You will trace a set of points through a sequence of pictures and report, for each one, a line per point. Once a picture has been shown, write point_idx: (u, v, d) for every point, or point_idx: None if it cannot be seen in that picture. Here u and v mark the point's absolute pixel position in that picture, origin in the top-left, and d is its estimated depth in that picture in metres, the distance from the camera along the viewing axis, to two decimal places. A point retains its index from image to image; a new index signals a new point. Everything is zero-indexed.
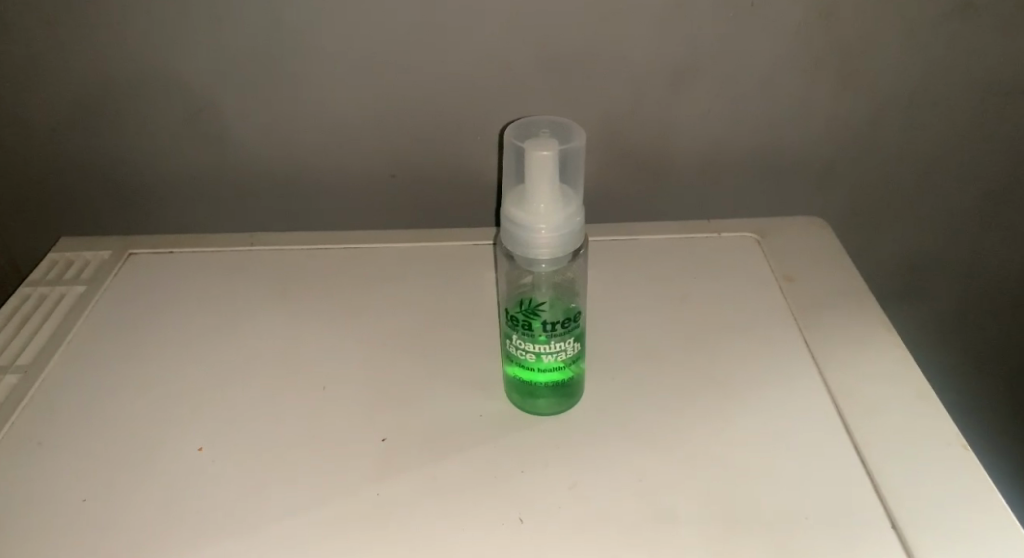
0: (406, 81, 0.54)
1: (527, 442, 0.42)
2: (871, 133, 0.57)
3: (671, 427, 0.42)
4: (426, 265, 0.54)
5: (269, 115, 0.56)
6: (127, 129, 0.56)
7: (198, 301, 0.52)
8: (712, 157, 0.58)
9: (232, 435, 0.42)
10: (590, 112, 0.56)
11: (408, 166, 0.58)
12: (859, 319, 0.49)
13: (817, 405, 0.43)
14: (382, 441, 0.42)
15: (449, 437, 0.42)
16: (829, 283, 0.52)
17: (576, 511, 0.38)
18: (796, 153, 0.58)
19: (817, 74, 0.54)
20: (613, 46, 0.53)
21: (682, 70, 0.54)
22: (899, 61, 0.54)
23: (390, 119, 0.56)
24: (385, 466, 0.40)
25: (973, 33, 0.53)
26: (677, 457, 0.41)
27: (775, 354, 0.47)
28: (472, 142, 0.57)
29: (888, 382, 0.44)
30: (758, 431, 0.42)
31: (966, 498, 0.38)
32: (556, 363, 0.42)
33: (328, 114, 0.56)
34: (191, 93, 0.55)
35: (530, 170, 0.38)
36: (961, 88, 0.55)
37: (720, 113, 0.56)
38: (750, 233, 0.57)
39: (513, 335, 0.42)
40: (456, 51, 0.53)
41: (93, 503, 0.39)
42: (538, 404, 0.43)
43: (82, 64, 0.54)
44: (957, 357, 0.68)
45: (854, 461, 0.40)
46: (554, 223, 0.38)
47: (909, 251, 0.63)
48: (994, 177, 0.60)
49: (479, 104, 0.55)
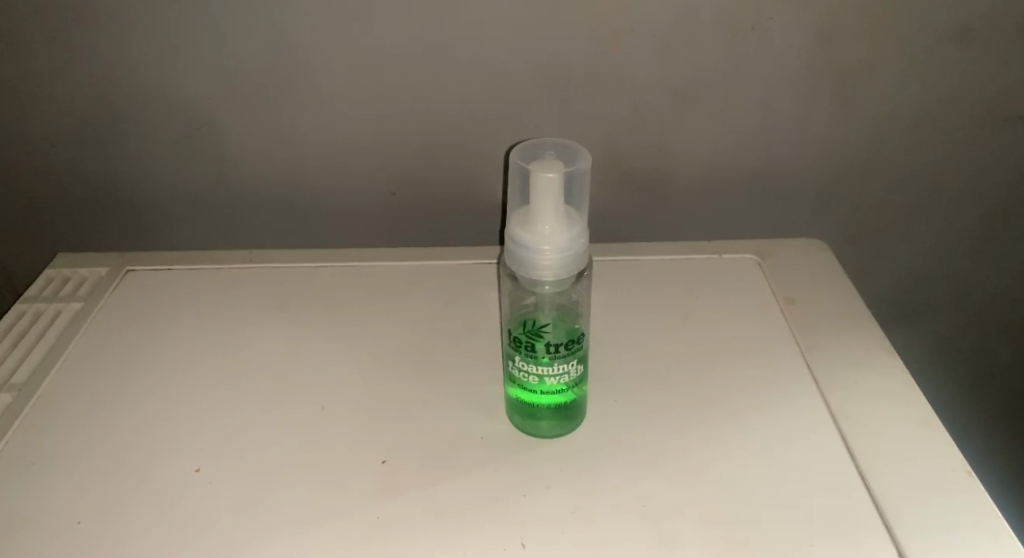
0: (409, 99, 0.54)
1: (529, 463, 0.41)
2: (872, 156, 0.57)
3: (674, 449, 0.42)
4: (426, 284, 0.54)
5: (272, 132, 0.56)
6: (127, 144, 0.56)
7: (197, 319, 0.51)
8: (712, 179, 0.58)
9: (230, 456, 0.42)
10: (592, 133, 0.56)
11: (409, 185, 0.58)
12: (859, 339, 0.49)
13: (820, 428, 0.43)
14: (382, 463, 0.41)
15: (450, 460, 0.41)
16: (829, 304, 0.52)
17: (579, 535, 0.37)
18: (797, 175, 0.58)
19: (816, 98, 0.55)
20: (617, 67, 0.53)
21: (685, 93, 0.54)
22: (900, 85, 0.54)
23: (391, 138, 0.56)
24: (385, 487, 0.40)
25: (971, 58, 0.53)
26: (680, 479, 0.40)
27: (775, 376, 0.47)
28: (473, 161, 0.57)
29: (890, 404, 0.44)
30: (761, 454, 0.42)
31: (972, 525, 0.37)
32: (559, 385, 0.42)
33: (327, 131, 0.56)
34: (192, 109, 0.54)
35: (536, 191, 0.38)
36: (959, 111, 0.56)
37: (720, 135, 0.56)
38: (752, 254, 0.57)
39: (516, 357, 0.41)
40: (458, 71, 0.53)
41: (88, 524, 0.38)
42: (540, 426, 0.43)
43: (83, 80, 0.53)
44: (956, 379, 0.68)
45: (858, 486, 0.40)
46: (560, 244, 0.38)
47: (910, 270, 0.63)
48: (993, 201, 0.60)
49: (480, 123, 0.55)
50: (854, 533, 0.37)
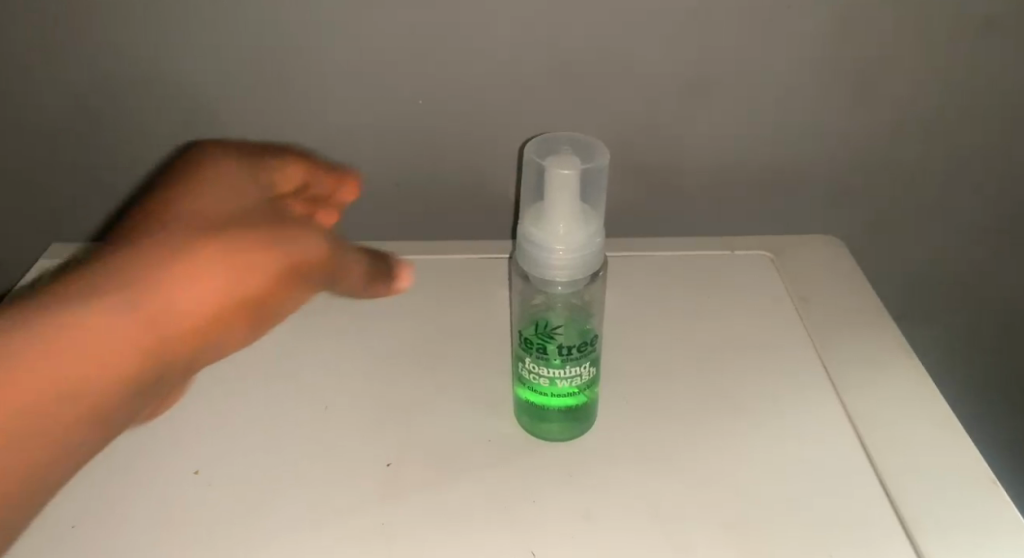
0: (417, 85, 0.53)
1: (537, 468, 0.40)
2: (889, 151, 0.56)
3: (687, 454, 0.41)
4: (431, 279, 0.53)
5: (275, 119, 0.54)
6: (126, 130, 0.55)
7: None
8: (725, 173, 0.57)
9: (229, 459, 0.40)
10: (602, 125, 0.54)
11: (412, 176, 0.57)
12: (875, 340, 0.47)
13: (838, 435, 0.41)
14: (387, 466, 0.40)
15: (458, 462, 0.40)
16: (845, 304, 0.50)
17: (591, 544, 0.36)
18: (812, 171, 0.57)
19: (833, 91, 0.53)
20: (629, 58, 0.52)
21: (698, 85, 0.53)
22: (922, 78, 0.53)
23: (395, 126, 0.55)
24: (389, 492, 0.38)
25: (993, 50, 0.52)
26: (694, 485, 0.39)
27: (791, 379, 0.45)
28: (479, 153, 0.56)
29: (909, 408, 0.43)
30: (778, 460, 0.40)
31: (998, 534, 0.36)
32: (570, 388, 0.40)
33: (330, 119, 0.54)
34: (192, 93, 0.53)
35: (549, 187, 0.36)
36: (979, 105, 0.54)
37: (734, 129, 0.55)
38: (765, 252, 0.55)
39: (527, 359, 0.40)
40: (463, 59, 0.52)
41: (83, 527, 0.37)
42: (550, 428, 0.41)
43: (83, 63, 0.53)
44: (973, 379, 0.67)
45: (878, 493, 0.38)
46: (574, 245, 0.36)
47: (925, 266, 0.62)
48: (1012, 198, 0.58)
49: (485, 113, 0.54)
50: (876, 541, 0.36)
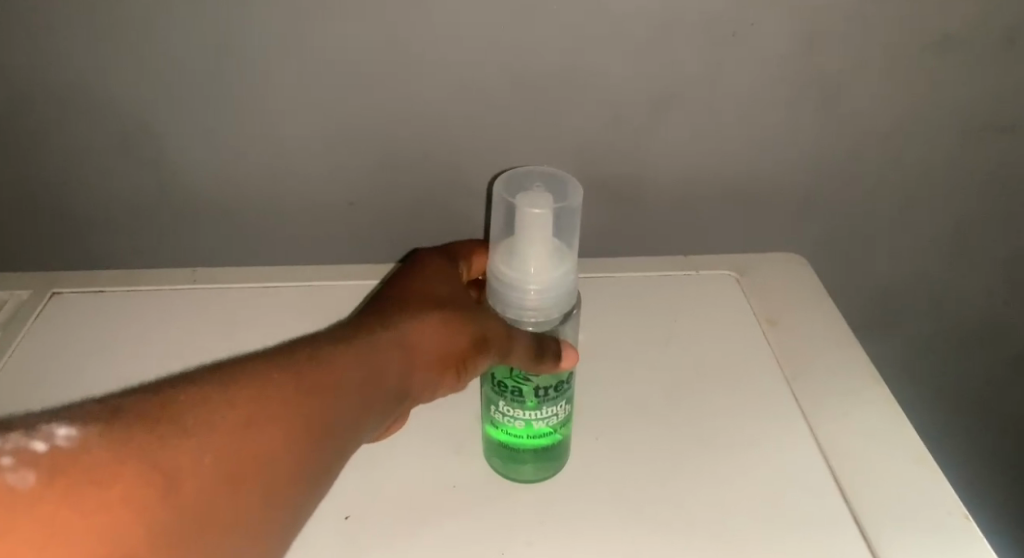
0: (372, 101, 0.50)
1: (507, 515, 0.38)
2: (850, 167, 0.56)
3: (663, 491, 0.39)
4: None
5: (223, 134, 0.52)
6: (63, 143, 0.52)
7: (133, 347, 0.46)
8: (690, 191, 0.56)
9: None
10: (566, 143, 0.53)
11: (368, 196, 0.55)
12: (845, 368, 0.46)
13: (813, 471, 0.40)
14: (348, 519, 0.37)
15: (424, 511, 0.38)
16: (814, 328, 0.49)
17: None
18: (775, 187, 0.56)
19: (797, 108, 0.52)
20: (593, 74, 0.50)
21: (663, 102, 0.51)
22: (883, 95, 0.52)
23: (349, 144, 0.52)
24: (351, 549, 0.36)
25: (952, 67, 0.52)
26: (670, 525, 0.37)
27: (763, 407, 0.44)
28: (439, 171, 0.54)
29: (882, 440, 0.41)
30: (752, 497, 0.39)
31: None
32: (547, 428, 0.39)
33: (280, 134, 0.52)
34: (131, 105, 0.50)
35: (519, 226, 0.35)
36: (938, 121, 0.54)
37: (698, 146, 0.54)
38: (731, 271, 0.55)
39: (501, 401, 0.39)
40: (421, 75, 0.49)
41: None
42: (524, 470, 0.40)
43: (14, 73, 0.49)
44: (935, 392, 0.66)
45: (854, 532, 0.37)
46: (541, 286, 0.35)
47: (887, 280, 0.62)
48: (970, 213, 0.58)
49: (445, 131, 0.52)
50: None
